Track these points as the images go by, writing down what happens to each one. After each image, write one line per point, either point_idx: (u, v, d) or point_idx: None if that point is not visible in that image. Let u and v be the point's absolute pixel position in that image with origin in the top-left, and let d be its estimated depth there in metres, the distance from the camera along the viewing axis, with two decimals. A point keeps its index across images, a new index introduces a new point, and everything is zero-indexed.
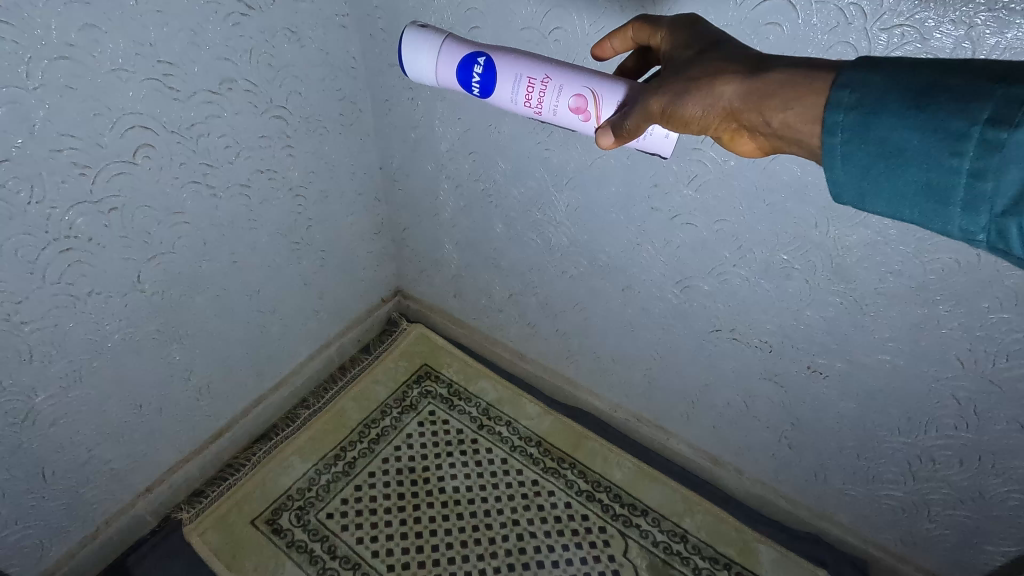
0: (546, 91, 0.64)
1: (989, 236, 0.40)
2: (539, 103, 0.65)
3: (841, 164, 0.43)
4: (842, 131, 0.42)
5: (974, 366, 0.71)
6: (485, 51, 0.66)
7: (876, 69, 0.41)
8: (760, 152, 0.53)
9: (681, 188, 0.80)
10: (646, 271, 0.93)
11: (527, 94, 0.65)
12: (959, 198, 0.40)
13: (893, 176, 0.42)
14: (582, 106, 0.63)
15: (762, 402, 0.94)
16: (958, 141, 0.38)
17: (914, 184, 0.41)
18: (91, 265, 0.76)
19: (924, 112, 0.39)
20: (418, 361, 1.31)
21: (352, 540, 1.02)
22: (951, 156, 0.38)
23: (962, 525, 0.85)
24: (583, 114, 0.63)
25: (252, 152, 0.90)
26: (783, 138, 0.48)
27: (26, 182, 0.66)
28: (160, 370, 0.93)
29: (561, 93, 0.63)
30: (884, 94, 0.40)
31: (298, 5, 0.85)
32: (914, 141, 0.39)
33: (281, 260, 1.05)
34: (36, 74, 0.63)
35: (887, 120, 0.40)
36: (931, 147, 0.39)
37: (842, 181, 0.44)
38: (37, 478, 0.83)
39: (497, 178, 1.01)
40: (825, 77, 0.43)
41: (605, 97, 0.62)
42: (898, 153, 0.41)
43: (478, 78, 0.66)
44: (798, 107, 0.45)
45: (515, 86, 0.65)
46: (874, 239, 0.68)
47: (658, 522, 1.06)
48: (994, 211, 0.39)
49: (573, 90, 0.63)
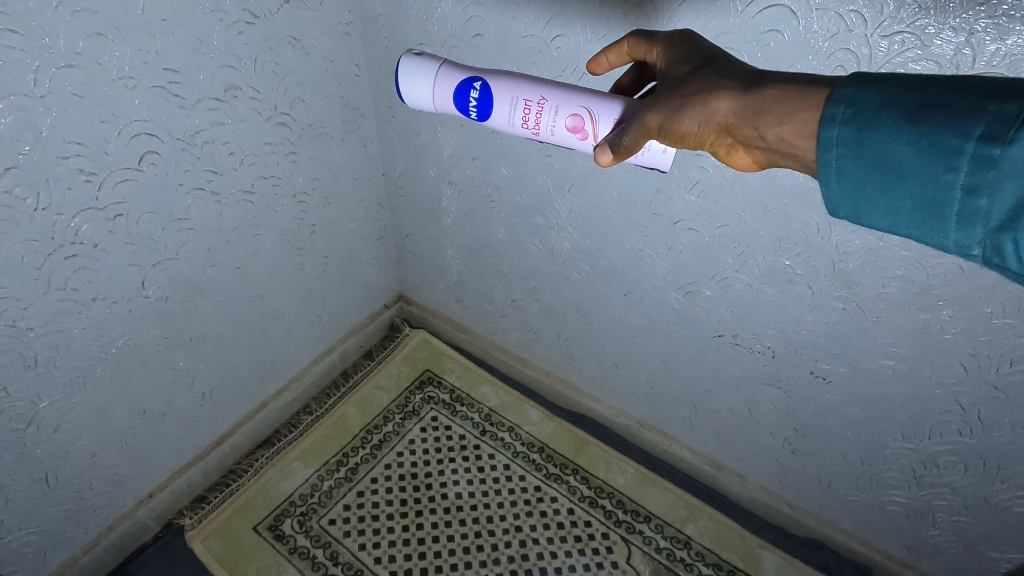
0: (543, 112, 0.65)
1: (986, 252, 0.39)
2: (536, 125, 0.65)
3: (836, 177, 0.43)
4: (836, 145, 0.42)
5: (978, 371, 0.70)
6: (481, 75, 0.66)
7: (872, 84, 0.41)
8: (757, 165, 0.54)
9: (683, 195, 0.80)
10: (648, 276, 0.93)
11: (524, 116, 0.65)
12: (954, 212, 0.39)
13: (888, 191, 0.41)
14: (580, 125, 0.64)
15: (764, 408, 0.94)
16: (953, 155, 0.38)
17: (909, 199, 0.40)
18: (96, 271, 0.77)
19: (917, 127, 0.39)
20: (420, 366, 1.31)
21: (354, 546, 1.02)
22: (946, 170, 0.38)
23: (967, 532, 0.85)
24: (581, 133, 0.64)
25: (256, 158, 0.90)
26: (778, 152, 0.48)
27: (32, 189, 0.67)
28: (164, 376, 0.93)
29: (557, 114, 0.64)
30: (878, 110, 0.40)
31: (302, 14, 0.86)
32: (908, 156, 0.39)
33: (284, 266, 1.05)
34: (43, 82, 0.63)
35: (881, 135, 0.40)
36: (926, 161, 0.39)
37: (837, 194, 0.43)
38: (40, 484, 0.83)
39: (499, 184, 1.02)
40: (819, 93, 0.44)
41: (602, 115, 0.63)
42: (892, 168, 0.40)
43: (475, 102, 0.67)
44: (792, 122, 0.45)
45: (512, 109, 0.65)
46: (876, 245, 0.68)
47: (661, 529, 1.05)
48: (989, 226, 0.38)
49: (570, 110, 0.64)
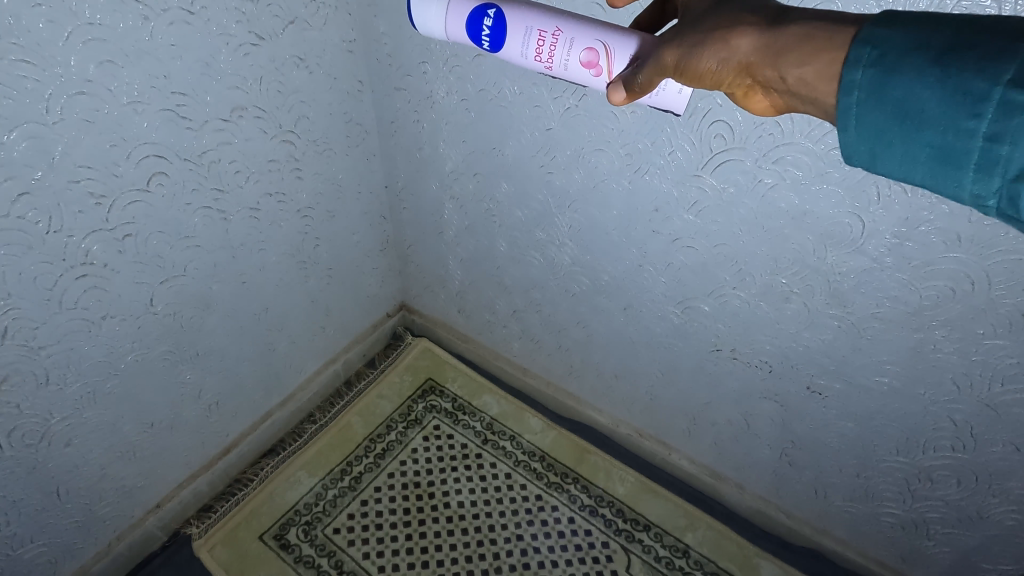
0: (557, 44, 0.63)
1: (1000, 202, 0.39)
2: (549, 57, 0.64)
3: (855, 123, 0.43)
4: (858, 89, 0.42)
5: (970, 390, 0.72)
6: (496, 3, 0.65)
7: (899, 25, 0.41)
8: (772, 110, 0.53)
9: (682, 213, 0.82)
10: (647, 291, 0.94)
11: (538, 48, 0.64)
12: (972, 161, 0.39)
13: (907, 139, 0.41)
14: (594, 60, 0.62)
15: (762, 420, 0.96)
16: (979, 102, 0.38)
17: (928, 146, 0.41)
18: (105, 290, 0.78)
19: (945, 71, 0.39)
20: (422, 375, 1.32)
21: (358, 555, 1.04)
22: (969, 117, 0.38)
23: (961, 544, 0.86)
24: (594, 69, 0.63)
25: (261, 176, 0.92)
26: (797, 96, 0.48)
27: (45, 213, 0.68)
28: (171, 389, 0.94)
29: (572, 46, 0.63)
30: (904, 52, 0.40)
31: (307, 34, 0.88)
32: (932, 101, 0.39)
33: (288, 279, 1.06)
34: (56, 109, 0.65)
35: (906, 79, 0.40)
36: (949, 109, 0.39)
37: (854, 142, 0.44)
38: (51, 497, 0.85)
39: (501, 199, 1.03)
40: (846, 33, 0.43)
41: (617, 50, 0.62)
42: (914, 115, 0.40)
43: (488, 31, 0.66)
44: (814, 64, 0.45)
45: (526, 40, 0.64)
46: (870, 266, 0.70)
47: (660, 537, 1.07)
48: (1007, 175, 0.38)
49: (585, 43, 0.62)
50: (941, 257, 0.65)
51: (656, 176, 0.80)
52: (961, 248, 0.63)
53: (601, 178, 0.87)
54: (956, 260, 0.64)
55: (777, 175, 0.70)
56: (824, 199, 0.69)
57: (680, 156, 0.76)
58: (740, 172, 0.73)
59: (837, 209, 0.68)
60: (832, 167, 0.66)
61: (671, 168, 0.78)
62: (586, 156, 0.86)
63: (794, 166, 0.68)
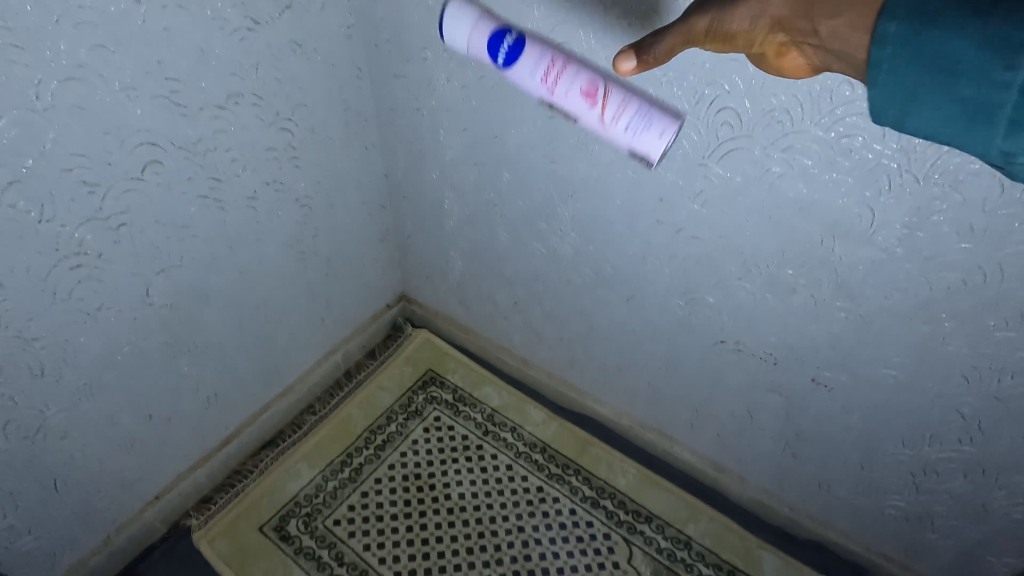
0: (561, 76, 0.72)
1: None
2: (554, 82, 0.72)
3: (886, 82, 0.40)
4: (891, 39, 0.39)
5: (979, 383, 0.71)
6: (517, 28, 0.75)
7: None
8: (805, 72, 0.48)
9: (687, 203, 0.80)
10: (651, 282, 0.93)
11: (544, 74, 0.73)
12: (1004, 115, 0.37)
13: (939, 92, 0.39)
14: (591, 94, 0.71)
15: (766, 413, 0.95)
16: (1017, 53, 0.35)
17: (961, 103, 0.38)
18: (100, 281, 0.77)
19: (984, 21, 0.36)
20: (422, 366, 1.31)
21: (359, 547, 1.03)
22: (1006, 71, 0.36)
23: (964, 536, 0.86)
24: (591, 101, 0.71)
25: (258, 165, 0.90)
26: (829, 50, 0.44)
27: (37, 202, 0.67)
28: (169, 381, 0.93)
29: (573, 81, 0.72)
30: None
31: (304, 19, 0.85)
32: (968, 55, 0.37)
33: (287, 270, 1.05)
34: (46, 96, 0.63)
35: (943, 32, 0.37)
36: (986, 62, 0.36)
37: (884, 98, 0.41)
38: (49, 490, 0.84)
39: (502, 188, 1.02)
40: None
41: (613, 93, 0.70)
42: (948, 71, 0.38)
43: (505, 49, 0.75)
44: (848, 12, 0.41)
45: (535, 65, 0.73)
46: (880, 257, 0.69)
47: (661, 529, 1.06)
48: None
49: (585, 80, 0.71)
50: (952, 248, 0.63)
51: (662, 165, 0.79)
52: (973, 239, 0.62)
53: (605, 167, 0.85)
54: (969, 251, 0.63)
55: (785, 164, 0.69)
56: (833, 189, 0.67)
57: (686, 144, 0.75)
58: (748, 161, 0.71)
59: (847, 198, 0.67)
60: (842, 156, 0.64)
61: (677, 157, 0.77)
62: (589, 146, 0.85)
63: (803, 154, 0.67)
